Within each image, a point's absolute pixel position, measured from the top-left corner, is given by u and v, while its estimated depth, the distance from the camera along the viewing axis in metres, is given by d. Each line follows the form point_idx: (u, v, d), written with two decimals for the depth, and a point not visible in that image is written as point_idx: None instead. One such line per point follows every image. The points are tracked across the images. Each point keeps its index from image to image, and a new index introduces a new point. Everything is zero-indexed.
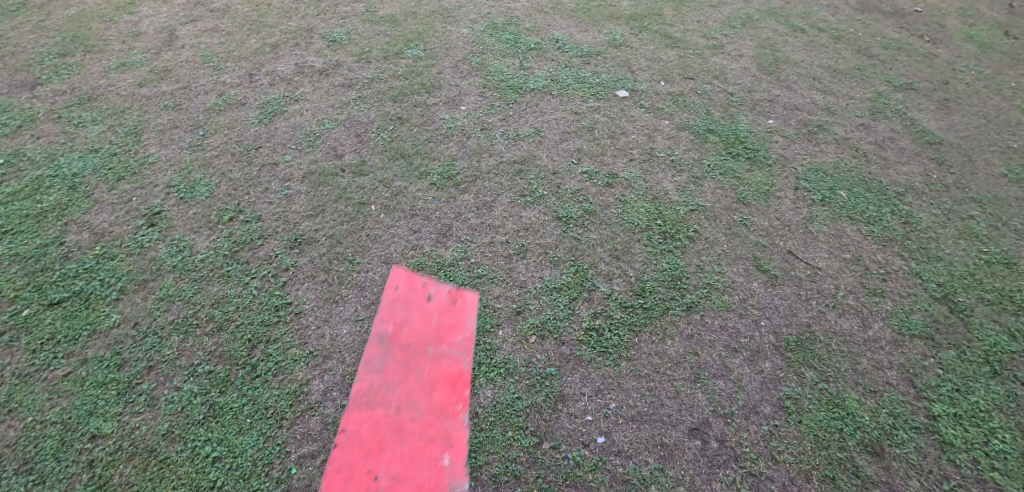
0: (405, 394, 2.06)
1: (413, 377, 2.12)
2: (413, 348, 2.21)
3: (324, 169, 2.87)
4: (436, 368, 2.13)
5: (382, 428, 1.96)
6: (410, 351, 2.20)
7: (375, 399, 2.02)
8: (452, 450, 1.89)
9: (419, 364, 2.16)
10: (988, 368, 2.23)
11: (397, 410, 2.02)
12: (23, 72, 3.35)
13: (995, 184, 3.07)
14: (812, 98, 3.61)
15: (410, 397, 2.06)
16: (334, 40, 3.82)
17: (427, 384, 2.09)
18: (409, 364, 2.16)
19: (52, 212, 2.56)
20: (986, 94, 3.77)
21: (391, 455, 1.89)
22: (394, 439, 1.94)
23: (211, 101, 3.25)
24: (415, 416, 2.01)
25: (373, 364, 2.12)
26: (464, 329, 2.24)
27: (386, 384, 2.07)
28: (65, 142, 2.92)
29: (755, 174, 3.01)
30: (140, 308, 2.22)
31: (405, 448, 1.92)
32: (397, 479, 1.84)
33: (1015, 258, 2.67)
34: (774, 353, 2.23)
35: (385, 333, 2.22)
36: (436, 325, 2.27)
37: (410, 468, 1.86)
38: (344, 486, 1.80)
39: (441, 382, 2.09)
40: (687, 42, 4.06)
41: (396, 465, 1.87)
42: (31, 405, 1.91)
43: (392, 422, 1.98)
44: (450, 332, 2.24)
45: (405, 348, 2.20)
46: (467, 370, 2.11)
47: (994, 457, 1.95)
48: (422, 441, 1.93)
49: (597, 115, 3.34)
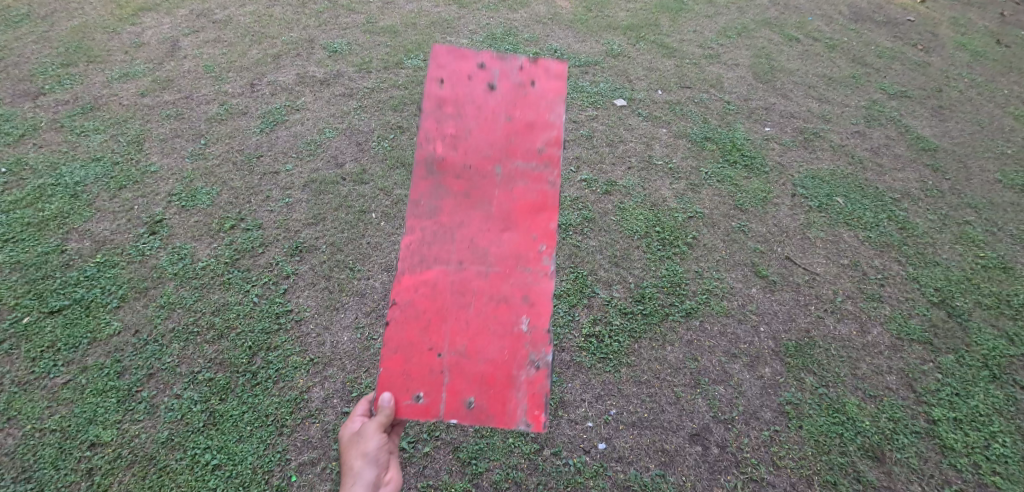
0: (470, 239, 1.30)
1: (480, 213, 1.31)
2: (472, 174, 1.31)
3: (324, 177, 2.88)
4: (514, 197, 1.31)
5: (440, 290, 1.27)
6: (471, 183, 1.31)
7: (432, 254, 1.29)
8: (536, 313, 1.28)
9: (485, 194, 1.31)
10: (987, 372, 2.24)
11: (458, 265, 1.28)
12: (26, 82, 3.38)
13: (990, 190, 3.10)
14: (808, 106, 3.64)
15: (478, 240, 1.29)
16: (334, 50, 3.86)
17: (503, 218, 1.30)
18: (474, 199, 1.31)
19: (53, 220, 2.57)
20: (979, 101, 3.81)
21: (455, 327, 1.27)
22: (458, 305, 1.28)
23: (213, 111, 3.27)
24: (484, 270, 1.28)
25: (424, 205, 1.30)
26: (545, 134, 1.32)
27: (435, 213, 1.29)
28: (67, 151, 2.94)
29: (753, 181, 3.04)
30: (141, 316, 2.23)
31: (474, 315, 1.27)
32: (464, 356, 1.26)
33: (1011, 262, 2.70)
34: (774, 358, 2.24)
35: (429, 153, 1.30)
36: (505, 128, 1.32)
37: (483, 339, 1.26)
38: (401, 368, 1.25)
39: (519, 213, 1.30)
40: (684, 52, 4.11)
41: (461, 337, 1.27)
42: (30, 412, 1.91)
43: (454, 280, 1.28)
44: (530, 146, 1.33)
45: (463, 173, 1.31)
46: (556, 191, 1.30)
47: (994, 461, 1.97)
48: (500, 303, 1.28)
49: (596, 123, 3.37)
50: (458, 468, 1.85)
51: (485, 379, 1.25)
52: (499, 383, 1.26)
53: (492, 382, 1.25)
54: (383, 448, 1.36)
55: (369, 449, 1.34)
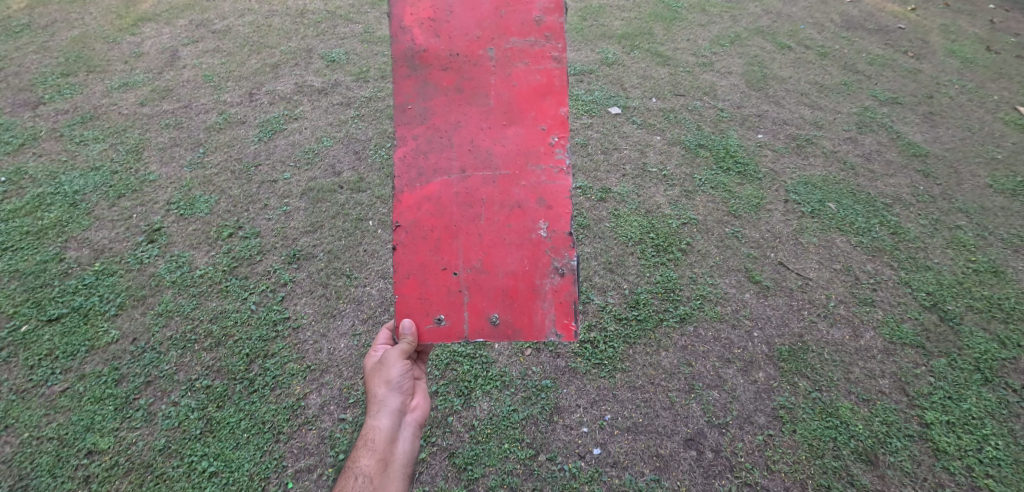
0: (470, 138, 1.52)
1: (476, 108, 1.54)
2: (460, 61, 1.54)
3: (322, 186, 2.91)
4: (507, 83, 1.54)
5: (445, 206, 1.49)
6: (459, 72, 1.54)
7: (431, 163, 1.51)
8: (549, 215, 1.50)
9: (480, 88, 1.54)
10: (979, 375, 2.26)
11: (461, 172, 1.51)
12: (26, 91, 3.42)
13: (980, 195, 3.14)
14: (800, 113, 3.69)
15: (478, 140, 1.52)
16: (332, 60, 3.90)
17: (496, 110, 1.54)
18: (464, 91, 1.54)
19: (51, 228, 2.59)
20: (970, 107, 3.86)
21: (467, 240, 1.49)
22: (468, 217, 1.49)
23: (212, 120, 3.31)
24: (490, 168, 1.51)
25: (414, 109, 1.52)
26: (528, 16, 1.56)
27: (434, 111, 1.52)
28: (66, 160, 2.96)
29: (746, 188, 3.07)
30: (138, 324, 2.24)
31: (485, 227, 1.49)
32: (481, 270, 1.48)
33: (1002, 266, 2.72)
34: (767, 363, 2.26)
35: (416, 52, 1.53)
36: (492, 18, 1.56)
37: (496, 246, 1.49)
38: (418, 291, 1.47)
39: (518, 103, 1.54)
40: (678, 60, 4.16)
41: (475, 251, 1.48)
42: (28, 420, 1.92)
43: (459, 190, 1.49)
44: (513, 19, 1.57)
45: (455, 72, 1.54)
46: (553, 76, 1.53)
47: (987, 464, 1.98)
48: (505, 206, 1.50)
49: (591, 131, 3.40)
50: (454, 474, 1.87)
51: (507, 291, 1.48)
52: (521, 296, 1.48)
53: (513, 292, 1.47)
54: (405, 379, 1.50)
55: (393, 378, 1.48)
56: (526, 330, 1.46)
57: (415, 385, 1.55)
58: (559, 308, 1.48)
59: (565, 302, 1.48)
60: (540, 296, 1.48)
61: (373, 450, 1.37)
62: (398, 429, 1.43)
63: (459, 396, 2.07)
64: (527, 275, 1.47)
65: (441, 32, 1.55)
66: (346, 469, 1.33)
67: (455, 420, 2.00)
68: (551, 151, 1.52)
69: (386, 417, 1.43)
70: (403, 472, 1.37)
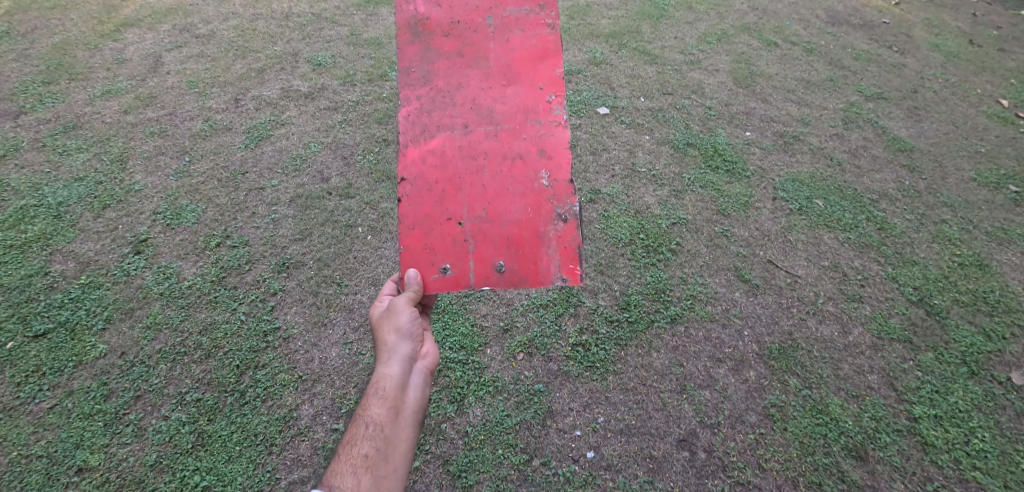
0: (472, 99, 1.64)
1: (477, 71, 1.66)
2: (460, 28, 1.67)
3: (310, 192, 2.88)
4: (506, 48, 1.66)
5: (450, 160, 1.60)
6: (461, 37, 1.67)
7: (436, 121, 1.62)
8: (549, 165, 1.61)
9: (481, 54, 1.67)
10: (966, 368, 2.29)
11: (464, 129, 1.62)
12: (7, 101, 3.37)
13: (965, 188, 3.18)
14: (787, 110, 3.71)
15: (480, 100, 1.64)
16: (319, 64, 3.87)
17: (496, 72, 1.66)
18: (466, 57, 1.66)
19: (36, 242, 2.55)
20: (953, 101, 3.90)
21: (472, 192, 1.60)
22: (472, 171, 1.60)
23: (197, 127, 3.27)
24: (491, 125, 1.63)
25: (421, 78, 1.65)
26: None
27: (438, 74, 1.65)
28: (49, 171, 2.92)
29: (735, 186, 3.08)
30: (127, 337, 2.22)
31: (488, 179, 1.60)
32: (486, 219, 1.59)
33: (987, 259, 2.76)
34: (758, 362, 2.27)
35: (418, 21, 1.66)
36: None
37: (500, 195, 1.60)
38: (425, 241, 1.57)
39: (516, 65, 1.66)
40: (665, 58, 4.17)
41: (480, 201, 1.59)
42: (15, 439, 1.90)
43: (463, 145, 1.61)
44: None
45: (457, 38, 1.67)
46: (550, 39, 1.65)
47: (974, 456, 2.02)
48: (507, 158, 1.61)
49: (579, 132, 3.40)
50: (448, 481, 1.87)
51: (512, 238, 1.58)
52: (526, 244, 1.58)
53: (519, 241, 1.57)
54: (414, 334, 1.48)
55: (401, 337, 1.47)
56: (532, 276, 1.56)
57: (424, 332, 1.55)
58: (564, 254, 1.58)
59: (570, 248, 1.58)
60: (545, 242, 1.58)
61: (382, 398, 1.37)
62: (407, 376, 1.43)
63: (452, 403, 2.06)
64: (529, 222, 1.58)
65: (442, 3, 1.68)
66: (356, 418, 1.35)
67: (448, 427, 2.00)
68: (549, 107, 1.63)
69: (395, 365, 1.42)
70: (413, 419, 1.38)
